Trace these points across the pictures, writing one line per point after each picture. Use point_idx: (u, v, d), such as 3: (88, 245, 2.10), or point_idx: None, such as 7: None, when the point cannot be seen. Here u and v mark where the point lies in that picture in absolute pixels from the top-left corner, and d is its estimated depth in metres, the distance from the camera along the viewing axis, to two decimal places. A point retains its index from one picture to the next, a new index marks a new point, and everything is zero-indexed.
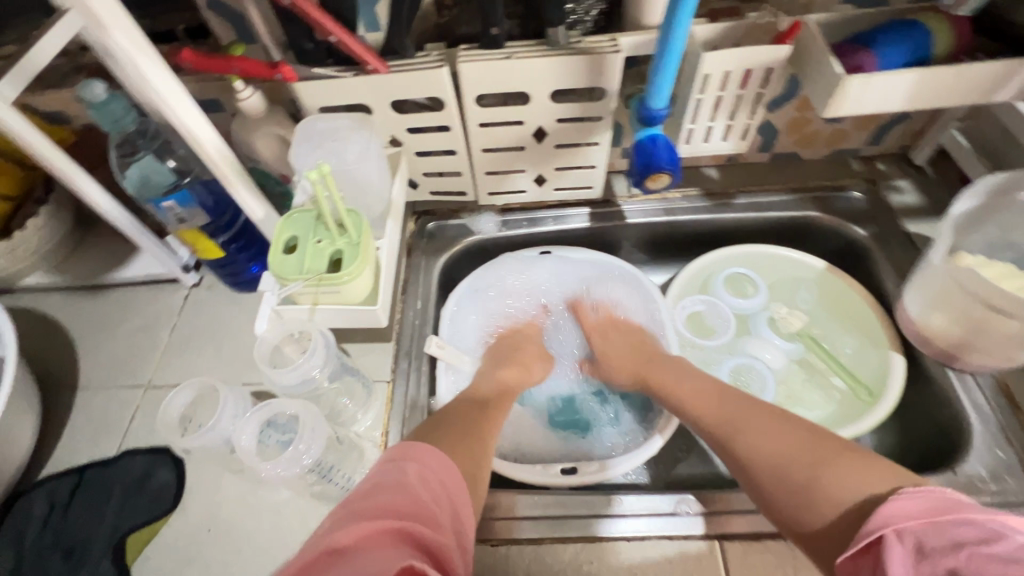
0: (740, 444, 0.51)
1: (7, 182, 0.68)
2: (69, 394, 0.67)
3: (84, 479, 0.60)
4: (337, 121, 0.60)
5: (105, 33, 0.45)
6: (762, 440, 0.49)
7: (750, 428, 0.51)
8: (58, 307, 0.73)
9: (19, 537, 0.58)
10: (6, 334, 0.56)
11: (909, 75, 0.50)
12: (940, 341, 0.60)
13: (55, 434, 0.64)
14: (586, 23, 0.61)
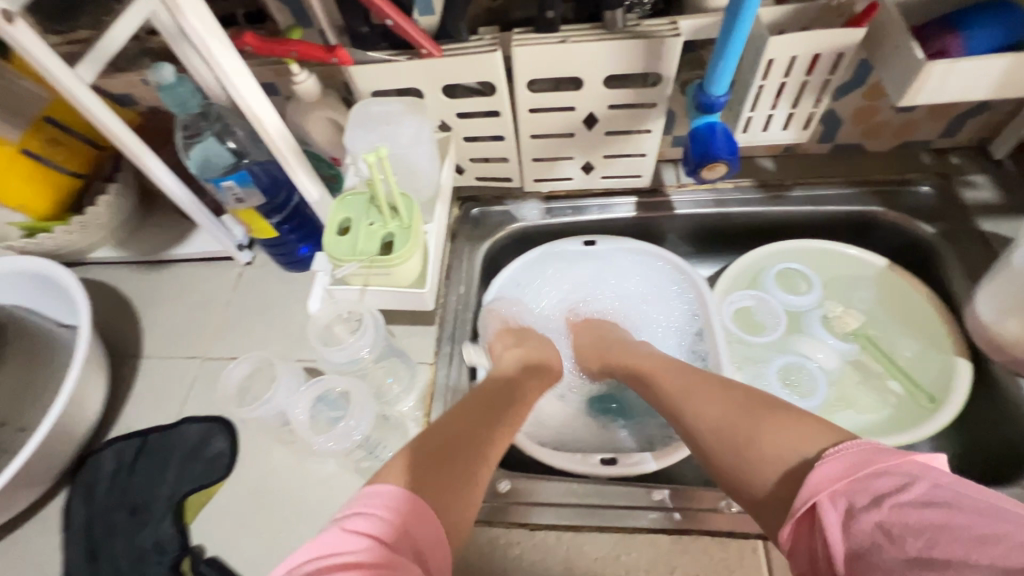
0: (685, 417, 0.49)
1: (81, 160, 0.72)
2: (131, 365, 0.71)
3: (147, 443, 0.65)
4: (390, 104, 0.60)
5: (180, 14, 0.48)
6: (707, 411, 0.48)
7: (697, 400, 0.50)
8: (123, 281, 0.78)
9: (91, 491, 0.63)
10: (81, 308, 0.61)
11: (999, 61, 0.47)
12: (1019, 352, 0.55)
13: (118, 401, 0.69)
14: (643, 7, 0.59)
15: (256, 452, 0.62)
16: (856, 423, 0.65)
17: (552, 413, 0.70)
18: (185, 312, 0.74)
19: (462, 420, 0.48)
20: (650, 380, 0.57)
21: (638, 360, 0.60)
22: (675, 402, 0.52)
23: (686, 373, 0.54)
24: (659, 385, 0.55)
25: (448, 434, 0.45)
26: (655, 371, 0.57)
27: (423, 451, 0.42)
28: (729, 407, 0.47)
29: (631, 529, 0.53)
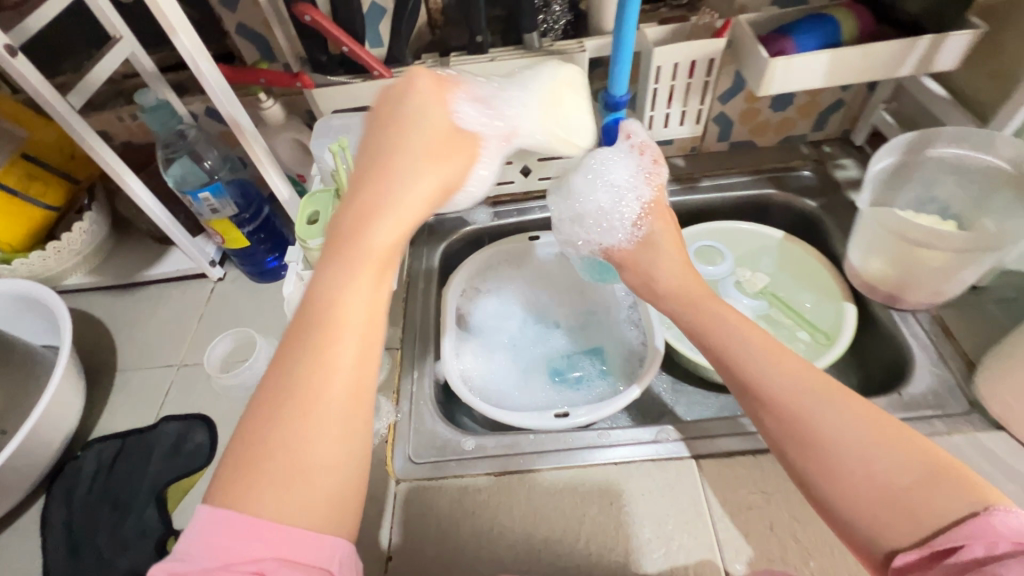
0: (812, 431, 0.43)
1: (57, 195, 0.81)
2: (110, 375, 0.77)
3: (127, 443, 0.68)
4: (348, 119, 0.71)
5: (172, 37, 0.52)
6: (844, 434, 0.41)
7: (827, 412, 0.43)
8: (100, 303, 0.86)
9: (71, 493, 0.65)
10: (65, 320, 0.68)
11: (822, 56, 0.61)
12: (881, 285, 0.69)
13: (100, 407, 0.74)
14: (556, 31, 0.71)
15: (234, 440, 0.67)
16: None
17: (501, 381, 0.78)
18: (175, 320, 0.82)
19: (317, 342, 0.38)
20: (756, 372, 0.48)
21: (745, 346, 0.50)
22: (795, 407, 0.44)
23: (816, 372, 0.46)
24: (770, 379, 0.47)
25: (309, 385, 0.37)
26: (762, 361, 0.48)
27: (303, 444, 0.36)
28: (865, 432, 0.41)
29: (583, 464, 0.61)
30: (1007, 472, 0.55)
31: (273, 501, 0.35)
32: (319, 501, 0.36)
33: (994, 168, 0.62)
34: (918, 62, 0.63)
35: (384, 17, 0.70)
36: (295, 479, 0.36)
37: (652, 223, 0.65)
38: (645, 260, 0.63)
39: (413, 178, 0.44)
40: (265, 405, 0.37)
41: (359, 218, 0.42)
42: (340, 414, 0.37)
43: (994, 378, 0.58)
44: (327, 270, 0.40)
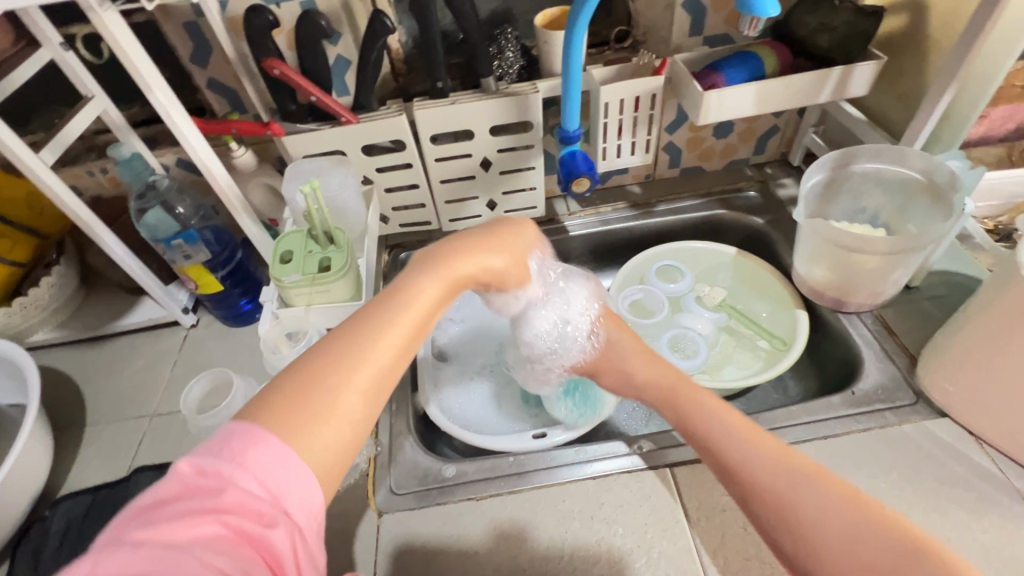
0: (794, 518, 0.44)
1: (24, 251, 0.81)
2: (79, 430, 0.75)
3: (98, 498, 0.67)
4: (318, 162, 0.73)
5: (148, 93, 0.55)
6: (823, 516, 0.42)
7: (806, 496, 0.44)
8: (68, 358, 0.84)
9: (37, 555, 0.63)
10: (32, 374, 0.67)
11: (750, 87, 0.68)
12: (828, 290, 0.74)
13: (69, 464, 0.72)
14: (511, 74, 0.76)
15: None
16: (736, 375, 0.80)
17: (478, 408, 0.79)
18: (147, 369, 0.81)
19: (386, 314, 0.40)
20: (739, 456, 0.49)
21: (726, 428, 0.52)
22: (777, 492, 0.45)
23: (792, 455, 0.48)
24: (752, 462, 0.48)
25: (364, 344, 0.38)
26: (744, 444, 0.50)
27: (341, 390, 0.36)
28: (845, 508, 0.42)
29: (562, 482, 0.63)
30: (953, 455, 0.59)
31: (295, 430, 0.34)
32: (327, 450, 0.35)
33: (910, 179, 0.69)
34: (834, 89, 0.70)
35: (349, 68, 0.75)
36: (321, 418, 0.35)
37: (606, 329, 0.68)
38: (612, 358, 0.66)
39: (493, 246, 0.54)
40: (319, 349, 0.38)
41: (451, 257, 0.49)
42: (375, 381, 0.38)
43: (933, 369, 0.62)
44: (411, 273, 0.45)
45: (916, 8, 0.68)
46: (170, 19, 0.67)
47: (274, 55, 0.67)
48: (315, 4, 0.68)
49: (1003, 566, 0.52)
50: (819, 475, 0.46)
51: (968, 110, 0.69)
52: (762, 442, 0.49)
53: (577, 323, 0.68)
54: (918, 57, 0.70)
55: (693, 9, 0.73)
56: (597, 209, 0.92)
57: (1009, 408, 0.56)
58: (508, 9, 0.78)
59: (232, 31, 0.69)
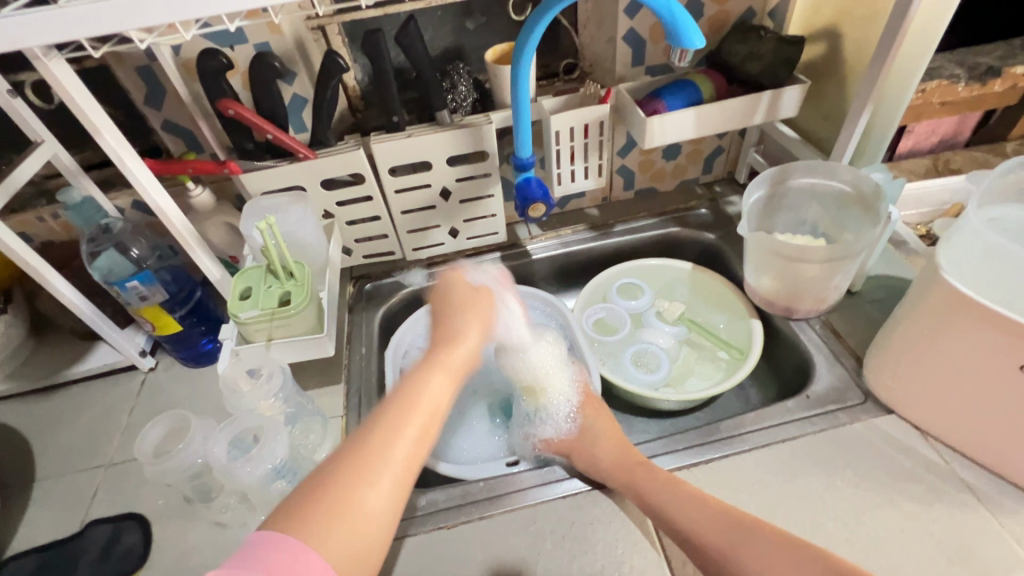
0: (738, 574, 0.49)
1: None
2: (28, 485, 0.72)
3: (48, 556, 0.63)
4: (278, 198, 0.74)
5: (97, 136, 0.55)
6: (771, 569, 0.48)
7: (751, 550, 0.50)
8: (16, 410, 0.81)
9: None
10: None
11: (689, 113, 0.73)
12: (777, 299, 0.77)
13: (16, 522, 0.68)
14: (465, 107, 0.79)
15: (174, 534, 0.64)
16: (699, 386, 0.82)
17: (448, 435, 0.79)
18: (101, 417, 0.78)
19: (402, 415, 0.48)
20: (689, 521, 0.54)
21: (672, 493, 0.57)
22: (726, 548, 0.51)
23: (736, 513, 0.54)
24: (700, 522, 0.53)
25: (380, 445, 0.45)
26: (689, 506, 0.55)
27: (359, 494, 0.43)
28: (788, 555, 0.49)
29: (532, 502, 0.63)
30: (902, 449, 0.62)
31: (319, 533, 0.40)
32: (346, 547, 0.41)
33: (842, 191, 0.74)
34: (766, 112, 0.75)
35: (306, 106, 0.77)
36: (343, 519, 0.42)
37: (586, 417, 0.71)
38: (586, 445, 0.67)
39: (475, 322, 0.59)
40: (342, 453, 0.45)
41: (445, 342, 0.56)
42: (389, 483, 0.44)
43: (876, 367, 0.65)
44: (423, 368, 0.53)
45: (832, 37, 0.75)
46: (122, 63, 0.68)
47: (229, 95, 0.68)
48: (269, 46, 0.70)
49: (954, 553, 0.54)
50: (758, 528, 0.52)
51: (886, 126, 0.75)
52: (701, 502, 0.55)
53: (560, 398, 0.73)
54: (838, 80, 0.76)
55: (633, 41, 0.78)
56: (557, 232, 0.95)
57: (944, 398, 0.59)
58: (460, 45, 0.82)
59: (186, 74, 0.70)
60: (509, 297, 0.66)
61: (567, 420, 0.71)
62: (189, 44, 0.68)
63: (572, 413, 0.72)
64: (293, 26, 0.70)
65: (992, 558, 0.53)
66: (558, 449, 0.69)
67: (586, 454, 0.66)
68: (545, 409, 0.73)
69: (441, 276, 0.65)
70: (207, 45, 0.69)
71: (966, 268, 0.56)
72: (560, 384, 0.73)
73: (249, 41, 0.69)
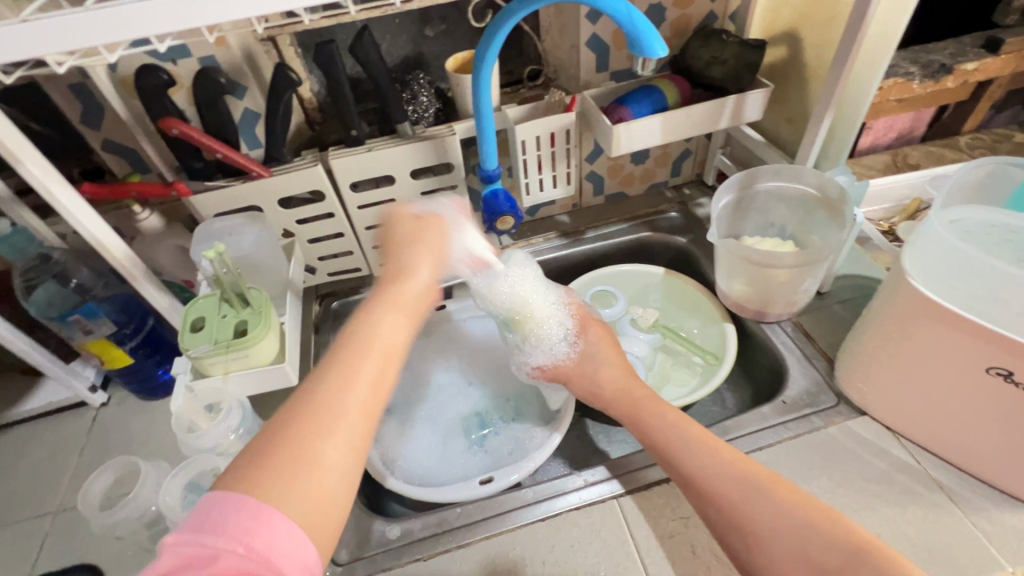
0: (744, 519, 0.50)
1: None
2: None
3: None
4: (231, 220, 0.70)
5: (19, 167, 0.51)
6: (773, 518, 0.48)
7: (761, 503, 0.50)
8: None
9: None
10: None
11: (654, 120, 0.72)
12: (748, 303, 0.77)
13: None
14: (427, 118, 0.77)
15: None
16: (676, 393, 0.82)
17: (424, 456, 0.77)
18: (49, 460, 0.73)
19: (353, 360, 0.45)
20: (698, 465, 0.55)
21: (685, 440, 0.57)
22: (733, 498, 0.51)
23: (746, 462, 0.53)
24: (711, 470, 0.54)
25: (333, 393, 0.42)
26: (703, 455, 0.55)
27: (314, 446, 0.40)
28: (800, 517, 0.48)
29: (512, 527, 0.61)
30: (875, 451, 0.62)
31: (275, 491, 0.38)
32: (306, 503, 0.38)
33: (808, 194, 0.75)
34: (731, 116, 0.75)
35: (258, 121, 0.73)
36: (299, 473, 0.39)
37: (587, 342, 0.72)
38: (586, 370, 0.70)
39: (424, 256, 0.56)
40: (293, 407, 0.42)
41: (391, 281, 0.53)
42: (346, 431, 0.41)
43: (848, 370, 0.66)
44: (373, 309, 0.50)
45: (793, 41, 0.75)
46: (52, 80, 0.63)
47: (172, 114, 0.64)
48: (215, 60, 0.66)
49: (929, 555, 0.54)
50: (768, 482, 0.51)
51: (848, 128, 0.76)
52: (712, 447, 0.55)
53: (561, 323, 0.71)
54: (799, 84, 0.77)
55: (596, 48, 0.77)
56: (528, 241, 0.93)
57: (914, 399, 0.60)
58: (420, 54, 0.79)
59: (124, 91, 0.66)
60: (468, 226, 0.61)
61: (567, 344, 0.71)
62: (127, 59, 0.64)
63: (571, 338, 0.72)
64: (240, 37, 0.67)
65: (965, 558, 0.54)
66: (554, 375, 0.71)
67: (590, 382, 0.69)
68: (539, 340, 0.71)
69: (388, 211, 0.61)
70: (146, 60, 0.64)
71: (928, 271, 0.56)
72: (552, 313, 0.70)
73: (192, 55, 0.65)
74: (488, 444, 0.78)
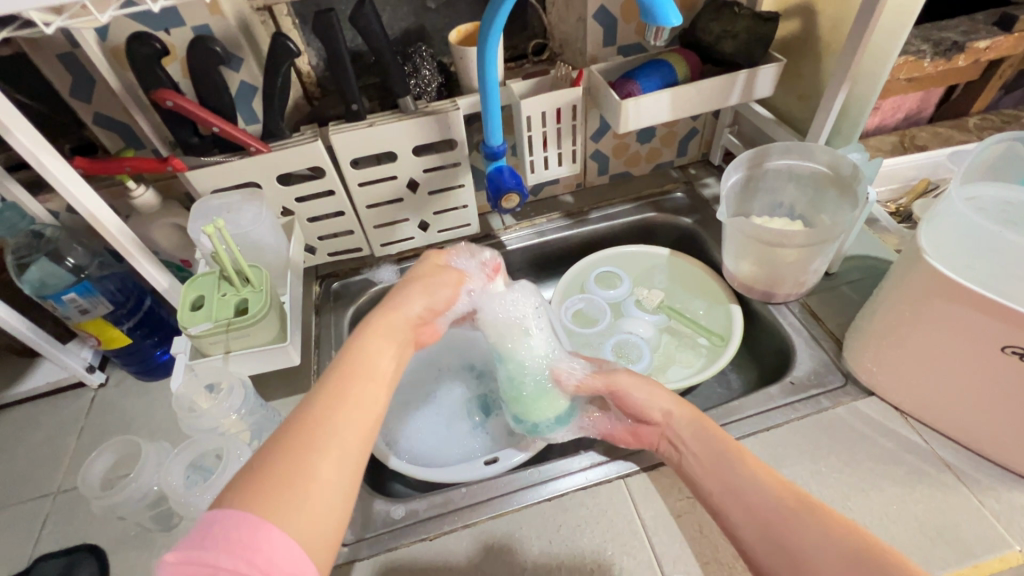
0: (790, 549, 0.44)
1: None
2: None
3: None
4: (229, 198, 0.68)
5: (8, 136, 0.49)
6: (816, 546, 0.43)
7: (807, 529, 0.44)
8: None
9: None
10: None
11: (663, 95, 0.70)
12: (756, 284, 0.76)
13: None
14: (430, 93, 0.74)
15: (132, 565, 0.59)
16: (681, 374, 0.81)
17: (426, 438, 0.76)
18: (47, 441, 0.72)
19: (343, 382, 0.45)
20: (738, 487, 0.50)
21: (729, 462, 0.53)
22: (775, 521, 0.46)
23: (796, 491, 0.48)
24: (749, 491, 0.49)
25: (324, 413, 0.42)
26: (746, 479, 0.50)
27: (307, 462, 0.39)
28: (846, 544, 0.43)
29: (518, 507, 0.61)
30: (883, 431, 0.62)
31: (274, 506, 0.37)
32: (303, 522, 0.37)
33: (820, 172, 0.73)
34: (742, 92, 0.73)
35: (255, 95, 0.71)
36: (295, 491, 0.38)
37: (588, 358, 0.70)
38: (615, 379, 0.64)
39: (411, 289, 0.58)
40: (286, 425, 0.42)
41: (382, 311, 0.54)
42: (340, 449, 0.41)
43: (857, 351, 0.65)
44: (361, 334, 0.51)
45: (807, 14, 0.73)
46: (41, 50, 0.61)
47: (166, 85, 0.62)
48: (209, 29, 0.64)
49: (938, 534, 0.54)
50: (817, 509, 0.46)
51: (862, 105, 0.74)
52: (760, 474, 0.50)
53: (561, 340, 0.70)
54: (813, 58, 0.75)
55: (604, 20, 0.74)
56: (531, 221, 0.92)
57: (924, 380, 0.59)
58: (421, 26, 0.76)
59: (115, 61, 0.63)
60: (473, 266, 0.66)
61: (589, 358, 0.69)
62: (116, 27, 0.61)
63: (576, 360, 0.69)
64: (235, 6, 0.64)
65: (973, 537, 0.54)
66: (597, 387, 0.65)
67: (630, 400, 0.62)
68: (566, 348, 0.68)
69: (424, 255, 0.66)
70: (137, 28, 0.62)
71: (946, 248, 0.55)
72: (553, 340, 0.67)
73: (185, 23, 0.63)
74: (489, 424, 0.78)
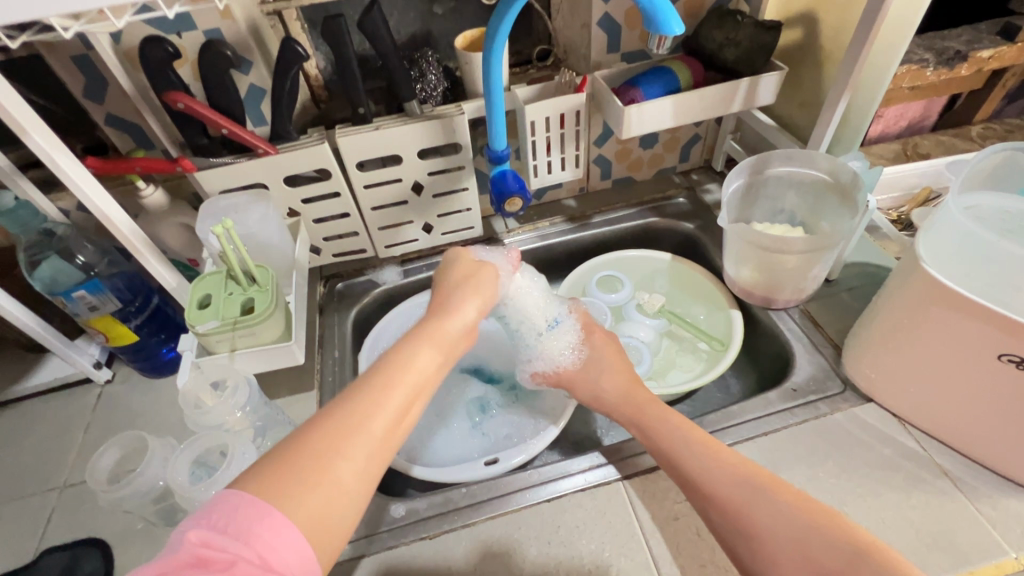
0: (753, 530, 0.49)
1: None
2: None
3: None
4: (237, 198, 0.69)
5: (24, 137, 0.50)
6: (776, 526, 0.48)
7: (765, 507, 0.49)
8: None
9: None
10: None
11: (666, 102, 0.71)
12: (757, 289, 0.77)
13: None
14: (435, 97, 0.75)
15: (137, 560, 0.60)
16: (681, 378, 0.81)
17: (426, 436, 0.77)
18: (54, 435, 0.73)
19: (386, 389, 0.45)
20: (699, 467, 0.54)
21: (688, 443, 0.56)
22: (739, 501, 0.50)
23: (749, 468, 0.53)
24: (713, 476, 0.53)
25: (360, 416, 0.42)
26: (703, 458, 0.55)
27: (335, 464, 0.40)
28: (803, 518, 0.48)
29: (516, 508, 0.62)
30: (881, 438, 0.63)
31: (289, 498, 0.37)
32: (316, 518, 0.37)
33: (821, 179, 0.74)
34: (744, 99, 0.74)
35: (264, 98, 0.72)
36: (315, 489, 0.38)
37: (591, 348, 0.71)
38: (591, 375, 0.68)
39: (466, 299, 0.57)
40: (321, 420, 0.42)
41: (439, 319, 0.54)
42: (366, 452, 0.41)
43: (855, 357, 0.66)
44: (413, 339, 0.50)
45: (809, 22, 0.74)
46: (56, 51, 0.62)
47: (177, 87, 0.63)
48: (220, 33, 0.65)
49: (934, 540, 0.54)
50: (773, 488, 0.51)
51: (863, 113, 0.75)
52: (717, 457, 0.54)
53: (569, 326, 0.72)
54: (816, 66, 0.76)
55: (607, 27, 0.75)
56: (534, 225, 0.92)
57: (921, 388, 0.60)
58: (428, 31, 0.78)
59: (128, 64, 0.65)
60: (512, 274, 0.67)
61: (571, 351, 0.71)
62: (130, 30, 0.62)
63: (577, 344, 0.72)
64: (246, 10, 0.65)
65: (969, 545, 0.54)
66: (557, 380, 0.71)
67: (588, 390, 0.68)
68: (544, 344, 0.71)
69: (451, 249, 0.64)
70: (150, 32, 0.63)
71: (943, 258, 0.56)
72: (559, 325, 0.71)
73: (197, 27, 0.64)
74: (487, 422, 0.79)
